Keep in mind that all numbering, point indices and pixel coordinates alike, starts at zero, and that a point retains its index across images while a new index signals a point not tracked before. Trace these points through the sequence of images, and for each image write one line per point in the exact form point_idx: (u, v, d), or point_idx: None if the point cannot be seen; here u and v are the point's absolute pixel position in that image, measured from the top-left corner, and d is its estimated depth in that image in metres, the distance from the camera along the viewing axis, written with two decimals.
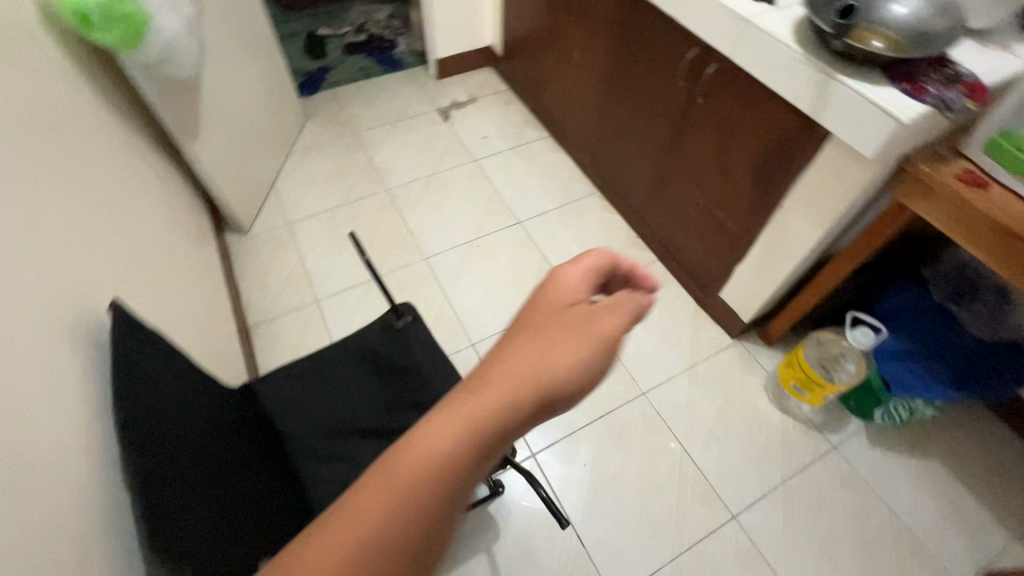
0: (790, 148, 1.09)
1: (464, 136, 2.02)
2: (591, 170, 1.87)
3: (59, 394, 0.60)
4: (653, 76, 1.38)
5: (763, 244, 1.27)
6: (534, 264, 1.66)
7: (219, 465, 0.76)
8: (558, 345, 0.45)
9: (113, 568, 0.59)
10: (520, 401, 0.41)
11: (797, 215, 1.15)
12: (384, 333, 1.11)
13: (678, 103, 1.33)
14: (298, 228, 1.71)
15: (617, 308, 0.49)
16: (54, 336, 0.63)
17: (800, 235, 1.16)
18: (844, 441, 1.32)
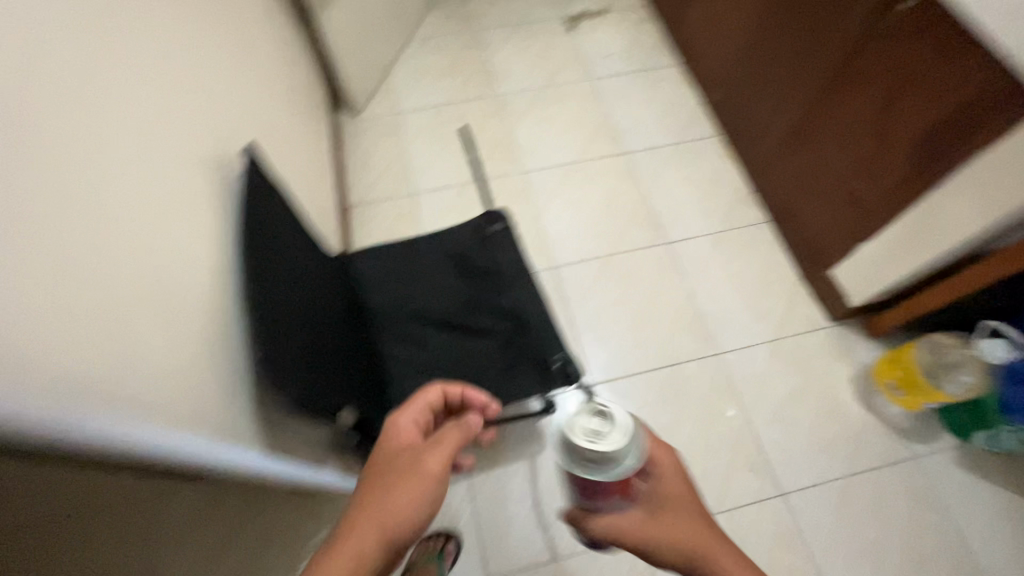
0: (978, 118, 0.91)
1: (586, 50, 1.88)
2: (717, 109, 1.70)
3: (196, 222, 0.65)
4: (824, 7, 1.18)
5: (905, 224, 1.11)
6: (633, 199, 1.58)
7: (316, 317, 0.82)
8: (403, 487, 0.61)
9: (231, 381, 0.66)
10: (377, 541, 0.57)
11: (961, 197, 0.99)
12: (475, 234, 1.12)
13: (845, 44, 1.14)
14: (406, 118, 1.72)
15: (445, 440, 0.66)
16: (196, 168, 0.69)
17: (956, 222, 1.01)
18: (928, 453, 1.22)
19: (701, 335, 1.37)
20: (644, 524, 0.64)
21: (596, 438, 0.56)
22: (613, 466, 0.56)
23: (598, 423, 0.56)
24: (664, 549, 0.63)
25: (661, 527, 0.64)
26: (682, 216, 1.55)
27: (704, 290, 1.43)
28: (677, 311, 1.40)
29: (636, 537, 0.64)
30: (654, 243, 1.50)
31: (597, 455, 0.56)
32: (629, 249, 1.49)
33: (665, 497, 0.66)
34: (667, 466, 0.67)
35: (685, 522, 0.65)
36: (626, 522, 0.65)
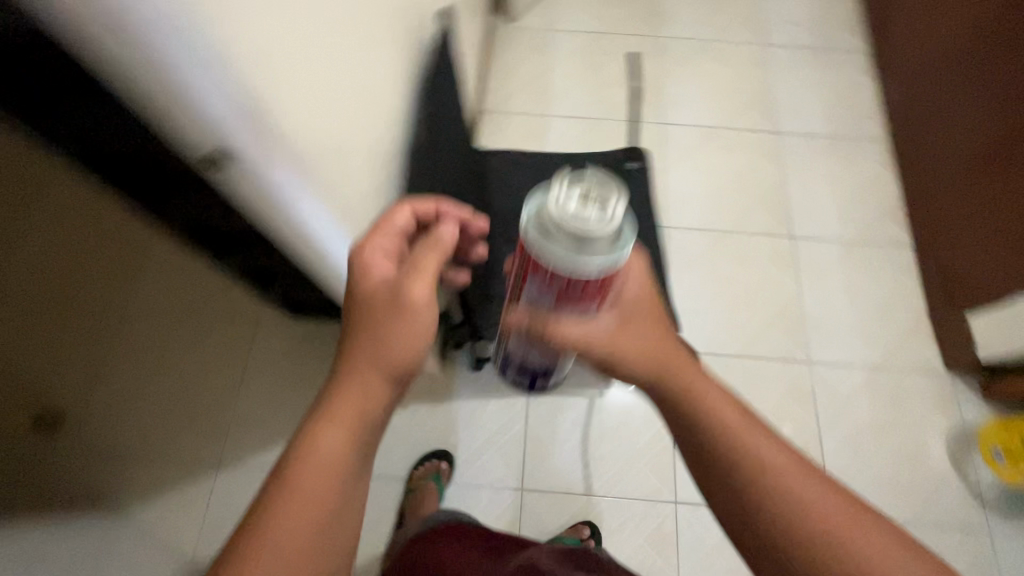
0: None
1: (766, 13, 1.72)
2: (894, 112, 1.52)
3: (388, 71, 0.70)
4: None
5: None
6: (768, 182, 1.48)
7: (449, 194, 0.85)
8: (387, 328, 0.56)
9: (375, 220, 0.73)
10: (377, 383, 0.57)
11: None
12: (609, 166, 1.10)
13: None
14: (558, 39, 1.67)
15: (421, 269, 0.58)
16: (401, 17, 0.72)
17: None
18: (1002, 529, 1.14)
19: (797, 337, 1.30)
20: (618, 336, 0.57)
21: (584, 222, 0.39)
22: (599, 264, 0.42)
23: (596, 207, 0.39)
24: (634, 362, 0.58)
25: (633, 342, 0.58)
26: (816, 214, 1.44)
27: (814, 295, 1.35)
28: (779, 307, 1.33)
29: (606, 348, 0.57)
30: (777, 233, 1.41)
31: (578, 246, 0.40)
32: (747, 231, 1.41)
33: (632, 303, 0.58)
34: (639, 268, 0.58)
35: (649, 332, 0.59)
36: (603, 338, 0.56)
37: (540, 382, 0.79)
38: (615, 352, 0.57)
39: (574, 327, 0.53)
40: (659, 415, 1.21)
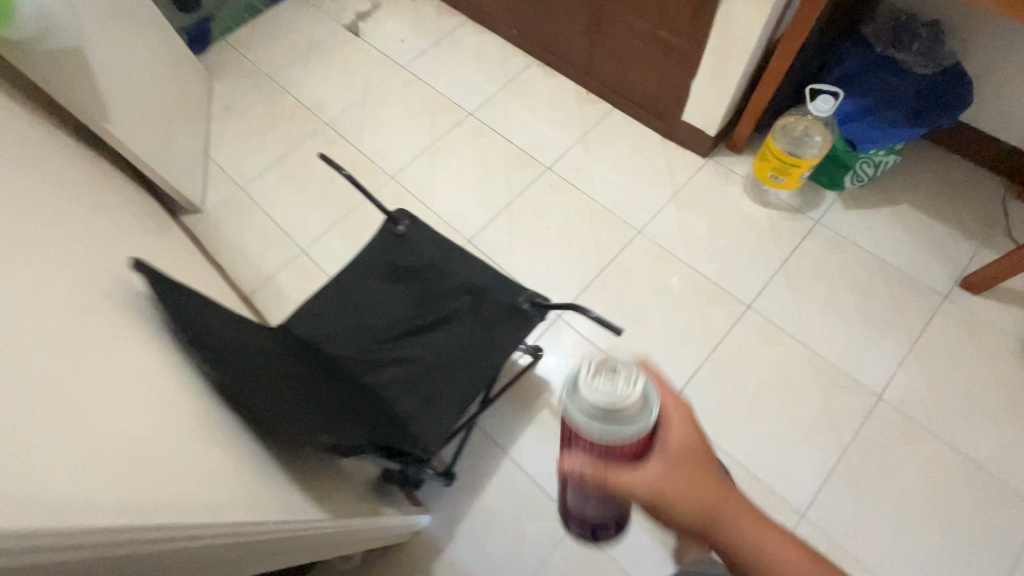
0: None
1: (381, 47, 1.89)
2: (520, 42, 1.80)
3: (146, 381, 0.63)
4: None
5: (715, 41, 1.26)
6: (500, 148, 1.63)
7: (276, 377, 0.75)
8: None
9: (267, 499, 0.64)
10: None
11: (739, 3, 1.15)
12: (388, 243, 1.11)
13: None
14: (251, 190, 1.63)
15: None
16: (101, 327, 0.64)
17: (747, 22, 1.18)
18: (824, 213, 1.43)
19: (618, 225, 1.47)
20: (675, 480, 0.53)
21: (609, 399, 0.44)
22: (639, 416, 0.46)
23: (622, 373, 0.45)
24: (688, 514, 0.54)
25: (683, 494, 0.54)
26: (546, 140, 1.63)
27: (600, 189, 1.53)
28: (589, 218, 1.49)
29: (658, 493, 0.52)
30: (538, 173, 1.57)
31: (612, 413, 0.45)
32: (520, 190, 1.55)
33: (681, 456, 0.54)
34: (683, 431, 0.54)
35: (713, 490, 0.55)
36: (655, 481, 0.52)
37: (602, 531, 0.75)
38: (670, 499, 0.53)
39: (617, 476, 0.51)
40: None
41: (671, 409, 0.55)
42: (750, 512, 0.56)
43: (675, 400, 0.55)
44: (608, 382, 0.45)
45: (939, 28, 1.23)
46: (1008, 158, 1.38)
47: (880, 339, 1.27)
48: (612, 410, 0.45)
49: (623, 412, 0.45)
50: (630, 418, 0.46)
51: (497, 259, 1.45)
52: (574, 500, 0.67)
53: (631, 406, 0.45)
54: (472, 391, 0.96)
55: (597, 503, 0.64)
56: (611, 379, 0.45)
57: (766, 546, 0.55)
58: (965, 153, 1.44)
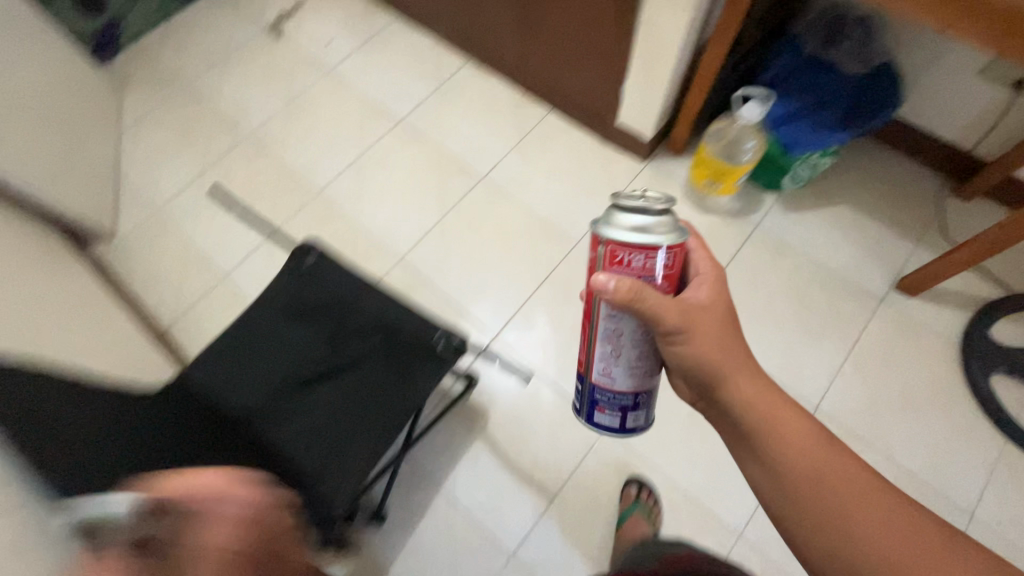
0: None
1: (306, 48, 1.77)
2: (453, 41, 1.70)
3: None
4: None
5: (642, 42, 1.19)
6: (432, 157, 1.54)
7: (123, 465, 0.67)
8: None
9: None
10: None
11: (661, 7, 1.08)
12: (296, 279, 1.05)
13: None
14: (166, 212, 1.52)
15: None
16: None
17: (670, 28, 1.11)
18: (764, 217, 1.39)
19: (556, 237, 1.42)
20: (700, 320, 0.69)
21: (648, 214, 0.64)
22: (670, 228, 0.63)
23: (659, 198, 0.65)
24: (705, 351, 0.70)
25: (707, 333, 0.69)
26: (480, 148, 1.55)
27: (537, 199, 1.47)
28: (525, 230, 1.43)
29: (690, 324, 0.68)
30: (472, 184, 1.50)
31: (642, 225, 0.63)
32: (454, 203, 1.47)
33: (710, 305, 0.70)
34: (712, 290, 0.71)
35: (732, 341, 0.72)
36: (687, 312, 0.68)
37: (631, 420, 0.79)
38: (695, 335, 0.69)
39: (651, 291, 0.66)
40: (536, 390, 1.25)
41: (706, 273, 0.72)
42: (756, 375, 0.71)
43: (711, 263, 0.72)
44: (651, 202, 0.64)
45: (870, 24, 1.18)
46: (945, 154, 1.35)
47: (819, 347, 1.25)
48: (643, 220, 0.62)
49: (654, 226, 0.63)
50: (660, 231, 0.64)
51: (430, 278, 1.38)
52: (601, 368, 0.75)
53: (661, 219, 0.63)
54: (381, 442, 0.90)
55: (626, 362, 0.73)
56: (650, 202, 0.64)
57: (777, 412, 0.69)
58: (904, 149, 1.41)
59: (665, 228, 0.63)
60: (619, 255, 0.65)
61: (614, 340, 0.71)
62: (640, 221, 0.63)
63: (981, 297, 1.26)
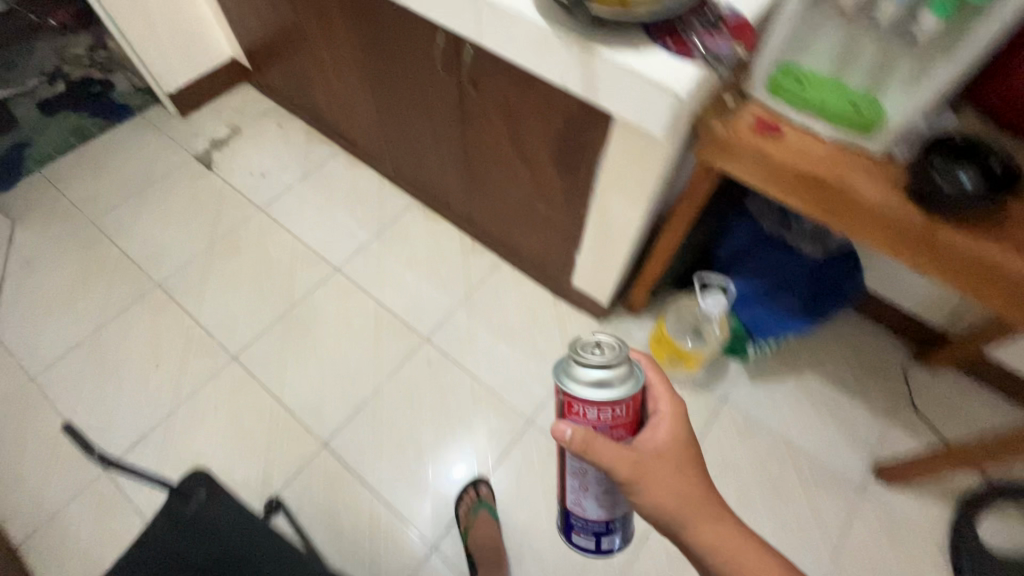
0: (584, 136, 0.91)
1: (237, 181, 1.62)
2: (398, 180, 1.59)
3: None
4: (414, 67, 1.12)
5: (594, 224, 1.09)
6: (370, 313, 1.39)
7: None
8: None
9: None
10: None
11: (614, 200, 0.99)
12: (172, 529, 0.82)
13: (454, 95, 1.09)
14: (45, 381, 1.27)
15: None
16: None
17: (624, 218, 1.02)
18: (730, 388, 1.29)
19: (507, 413, 1.27)
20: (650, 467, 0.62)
21: (605, 365, 0.57)
22: (624, 374, 0.57)
23: (608, 341, 0.59)
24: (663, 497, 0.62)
25: (660, 481, 0.62)
26: (424, 303, 1.41)
27: (486, 366, 1.33)
28: (471, 404, 1.28)
29: (641, 474, 0.61)
30: (413, 347, 1.35)
31: (598, 378, 0.57)
32: (392, 371, 1.31)
33: (669, 446, 0.64)
34: (670, 434, 0.64)
35: (692, 485, 0.64)
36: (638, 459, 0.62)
37: (606, 542, 0.74)
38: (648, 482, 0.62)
39: (608, 443, 0.60)
40: None
41: (665, 413, 0.65)
42: (716, 516, 0.63)
43: (673, 402, 0.66)
44: (601, 348, 0.58)
45: None
46: (906, 324, 1.31)
47: (798, 553, 1.12)
48: (597, 375, 0.56)
49: (610, 376, 0.57)
50: (615, 381, 0.57)
51: (360, 468, 1.19)
52: (573, 497, 0.70)
53: (616, 369, 0.57)
54: None
55: (593, 496, 0.67)
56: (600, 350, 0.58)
57: (738, 561, 0.61)
58: (864, 314, 1.36)
59: (621, 375, 0.57)
60: (575, 407, 0.59)
61: (582, 479, 0.66)
62: (593, 375, 0.57)
63: (961, 485, 1.18)
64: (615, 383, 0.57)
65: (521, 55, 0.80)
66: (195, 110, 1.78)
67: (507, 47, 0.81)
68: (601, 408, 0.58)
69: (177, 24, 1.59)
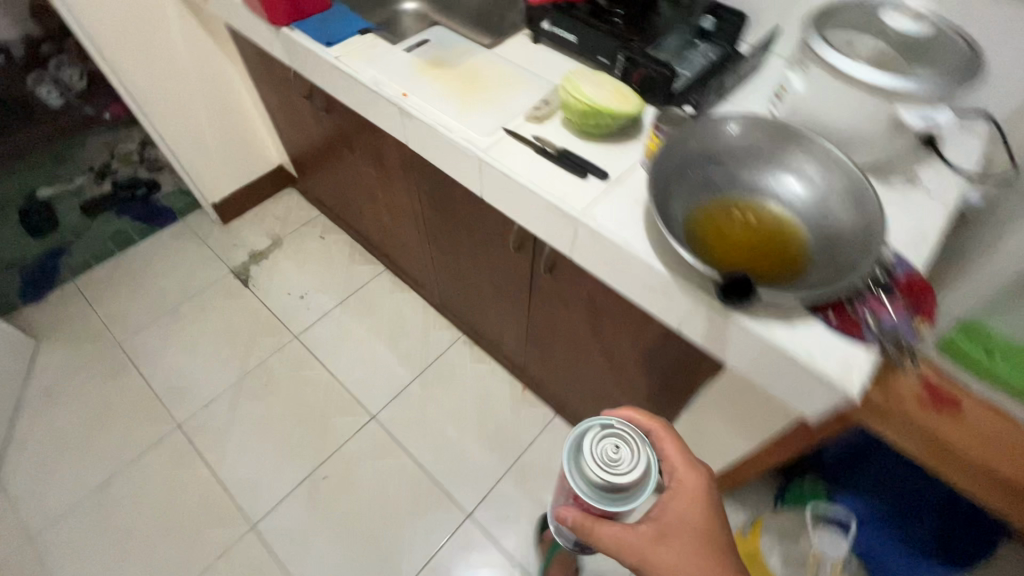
0: (683, 361, 0.76)
1: (272, 301, 1.52)
2: (443, 311, 1.47)
3: None
4: (478, 234, 1.00)
5: (680, 430, 0.92)
6: (406, 476, 1.24)
7: None
8: None
9: None
10: None
11: (710, 421, 0.83)
12: None
13: (522, 270, 0.96)
14: (45, 543, 1.14)
15: None
16: None
17: (721, 438, 0.85)
18: None
19: None
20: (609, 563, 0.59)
21: (616, 465, 0.52)
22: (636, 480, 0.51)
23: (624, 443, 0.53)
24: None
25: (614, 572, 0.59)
26: (467, 466, 1.26)
27: (534, 554, 1.15)
28: None
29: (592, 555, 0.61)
30: (453, 524, 1.18)
31: (606, 476, 0.52)
32: (428, 556, 1.14)
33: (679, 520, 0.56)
34: (680, 509, 0.56)
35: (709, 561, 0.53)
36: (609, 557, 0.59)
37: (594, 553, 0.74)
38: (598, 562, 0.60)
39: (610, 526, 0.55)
40: None
41: (678, 486, 0.57)
42: None
43: (688, 470, 0.58)
44: (616, 454, 0.52)
45: None
46: None
47: None
48: (604, 471, 0.52)
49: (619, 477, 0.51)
50: (624, 481, 0.51)
51: None
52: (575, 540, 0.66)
53: (625, 469, 0.52)
54: None
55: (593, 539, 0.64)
56: (612, 454, 0.52)
57: None
58: None
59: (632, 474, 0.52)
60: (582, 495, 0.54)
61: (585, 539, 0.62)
62: (601, 470, 0.52)
63: None
64: (624, 484, 0.52)
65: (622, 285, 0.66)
66: (237, 218, 1.71)
67: (604, 272, 0.67)
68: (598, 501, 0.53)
69: (228, 139, 1.54)
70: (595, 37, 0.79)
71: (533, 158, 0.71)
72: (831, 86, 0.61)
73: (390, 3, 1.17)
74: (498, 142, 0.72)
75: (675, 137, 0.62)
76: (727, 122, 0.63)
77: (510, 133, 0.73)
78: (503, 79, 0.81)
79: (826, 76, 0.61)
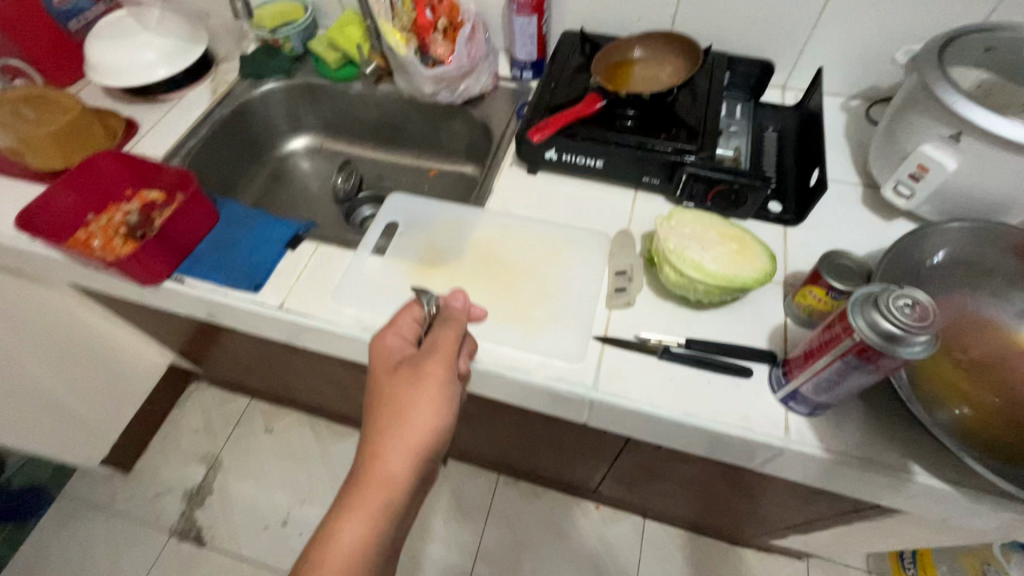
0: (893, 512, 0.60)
1: (249, 550, 1.15)
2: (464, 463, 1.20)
3: None
4: (528, 428, 0.75)
5: (854, 534, 0.77)
6: None
7: None
8: None
9: None
10: None
11: (907, 533, 0.69)
12: None
13: (608, 450, 0.74)
14: None
15: None
16: None
17: (917, 539, 0.71)
18: None
19: None
20: (396, 384, 0.44)
21: (913, 323, 0.35)
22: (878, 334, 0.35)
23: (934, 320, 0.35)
24: (448, 408, 0.43)
25: (418, 398, 0.43)
26: None
27: None
28: None
29: (379, 466, 0.41)
30: None
31: (897, 331, 0.35)
32: None
33: None
34: None
35: None
36: (399, 354, 0.46)
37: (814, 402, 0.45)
38: (422, 437, 0.42)
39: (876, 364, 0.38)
40: None
41: None
42: None
43: None
44: (893, 302, 0.36)
45: None
46: None
47: None
48: (896, 324, 0.35)
49: (863, 326, 0.37)
50: (859, 328, 0.37)
51: None
52: (800, 398, 0.45)
53: (925, 332, 0.35)
54: None
55: (832, 393, 0.43)
56: (879, 293, 0.37)
57: None
58: None
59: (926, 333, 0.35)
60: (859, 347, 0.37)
61: (822, 389, 0.43)
62: (892, 321, 0.35)
63: None
64: (917, 340, 0.35)
65: (851, 490, 0.50)
66: (142, 455, 1.27)
67: (819, 479, 0.50)
68: (849, 358, 0.39)
69: None
70: (636, 157, 0.58)
71: (660, 367, 0.50)
72: (1007, 161, 0.47)
73: (270, 154, 0.85)
74: (602, 361, 0.50)
75: (878, 281, 0.46)
76: (943, 235, 0.50)
77: (610, 341, 0.51)
78: (534, 252, 0.58)
79: (998, 152, 0.46)
